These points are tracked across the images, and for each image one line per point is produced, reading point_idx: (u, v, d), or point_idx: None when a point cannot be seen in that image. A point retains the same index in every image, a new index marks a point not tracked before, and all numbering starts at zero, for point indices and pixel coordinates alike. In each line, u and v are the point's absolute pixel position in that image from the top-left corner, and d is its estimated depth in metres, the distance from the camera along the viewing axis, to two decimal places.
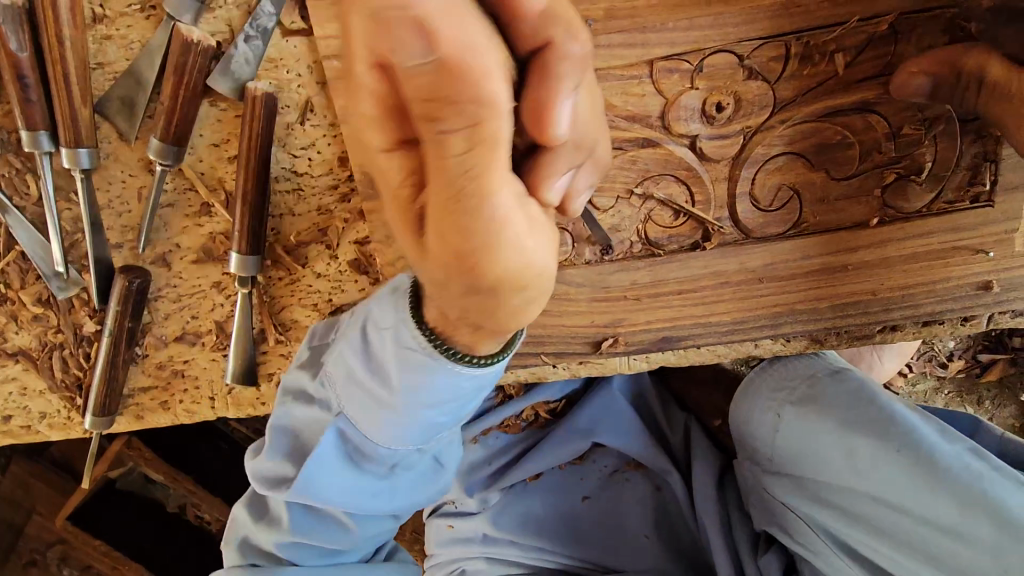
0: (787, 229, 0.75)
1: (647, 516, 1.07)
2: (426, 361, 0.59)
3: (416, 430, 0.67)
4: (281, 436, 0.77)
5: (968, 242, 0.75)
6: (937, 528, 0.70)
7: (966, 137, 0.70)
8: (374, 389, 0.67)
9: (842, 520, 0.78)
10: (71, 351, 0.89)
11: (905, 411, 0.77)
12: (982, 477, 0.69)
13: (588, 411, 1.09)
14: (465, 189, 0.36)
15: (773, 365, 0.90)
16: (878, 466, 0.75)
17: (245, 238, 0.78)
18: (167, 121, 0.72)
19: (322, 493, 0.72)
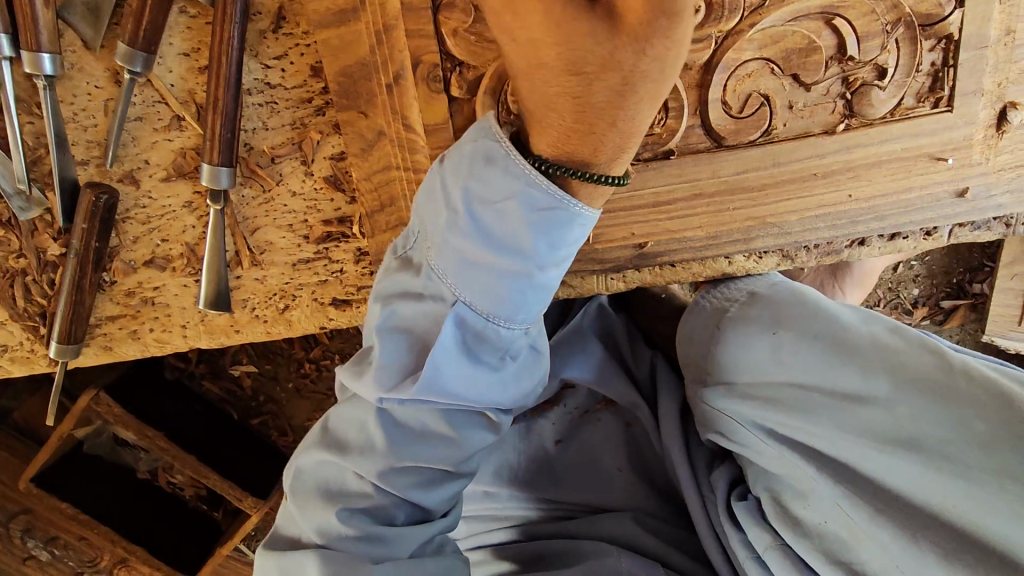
0: (758, 136, 0.76)
1: (621, 451, 1.07)
2: (557, 201, 0.58)
3: (534, 295, 0.63)
4: (392, 337, 0.68)
5: (930, 149, 0.77)
6: (841, 396, 0.67)
7: (926, 41, 0.72)
8: (492, 262, 0.61)
9: (759, 407, 0.74)
10: (35, 278, 0.86)
11: (834, 306, 0.74)
12: (888, 349, 0.66)
13: (556, 352, 1.12)
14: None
15: (716, 291, 0.87)
16: (799, 353, 0.72)
17: (216, 147, 0.76)
18: (136, 24, 0.71)
19: (446, 387, 0.66)
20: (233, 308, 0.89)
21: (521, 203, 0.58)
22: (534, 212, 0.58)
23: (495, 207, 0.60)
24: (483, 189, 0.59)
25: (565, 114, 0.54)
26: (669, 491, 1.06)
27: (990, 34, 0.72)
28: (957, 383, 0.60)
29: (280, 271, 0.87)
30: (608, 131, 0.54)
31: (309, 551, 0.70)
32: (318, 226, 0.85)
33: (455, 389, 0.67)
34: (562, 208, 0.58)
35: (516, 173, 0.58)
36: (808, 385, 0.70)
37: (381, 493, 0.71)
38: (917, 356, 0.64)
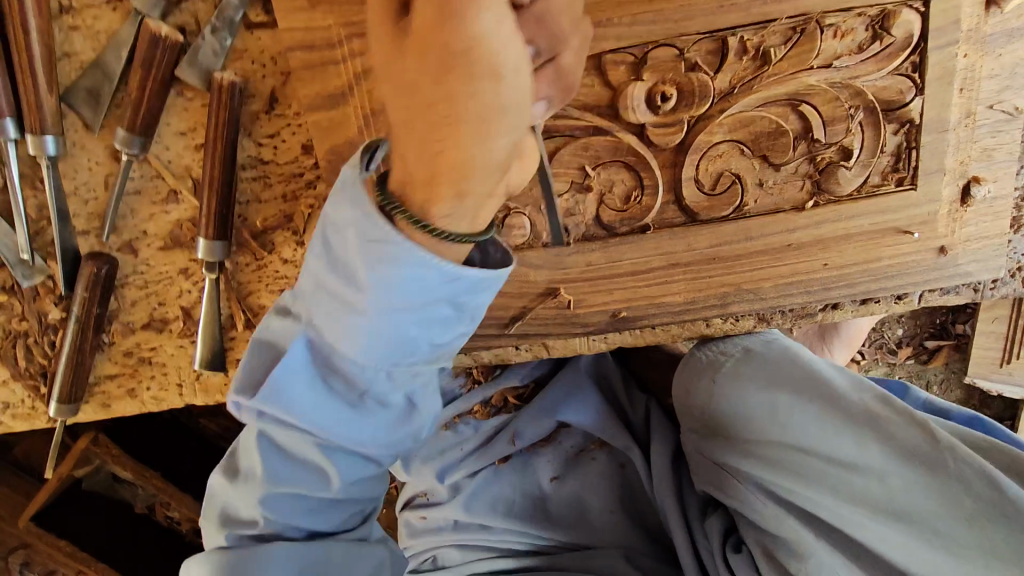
0: (730, 212, 0.80)
1: (613, 492, 1.10)
2: (393, 243, 0.56)
3: (382, 333, 0.63)
4: (260, 348, 0.73)
5: (896, 223, 0.81)
6: (837, 463, 0.70)
7: (888, 124, 0.76)
8: (335, 286, 0.63)
9: (760, 467, 0.77)
10: (36, 339, 0.89)
11: (826, 369, 0.77)
12: (880, 419, 0.69)
13: (553, 391, 1.13)
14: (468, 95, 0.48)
15: (711, 344, 0.89)
16: (794, 416, 0.74)
17: (211, 223, 0.79)
18: (135, 111, 0.74)
19: (288, 407, 0.69)
20: (228, 368, 0.92)
21: (360, 232, 0.58)
22: (368, 245, 0.57)
23: (343, 237, 0.60)
24: (335, 218, 0.60)
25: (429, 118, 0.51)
26: (658, 532, 1.09)
27: (950, 118, 0.76)
28: (946, 460, 0.64)
29: None
30: (443, 149, 0.50)
31: (200, 564, 0.78)
32: None
33: (294, 410, 0.69)
34: (398, 247, 0.57)
35: (353, 200, 0.58)
36: (804, 449, 0.73)
37: (267, 520, 0.77)
38: (907, 428, 0.67)
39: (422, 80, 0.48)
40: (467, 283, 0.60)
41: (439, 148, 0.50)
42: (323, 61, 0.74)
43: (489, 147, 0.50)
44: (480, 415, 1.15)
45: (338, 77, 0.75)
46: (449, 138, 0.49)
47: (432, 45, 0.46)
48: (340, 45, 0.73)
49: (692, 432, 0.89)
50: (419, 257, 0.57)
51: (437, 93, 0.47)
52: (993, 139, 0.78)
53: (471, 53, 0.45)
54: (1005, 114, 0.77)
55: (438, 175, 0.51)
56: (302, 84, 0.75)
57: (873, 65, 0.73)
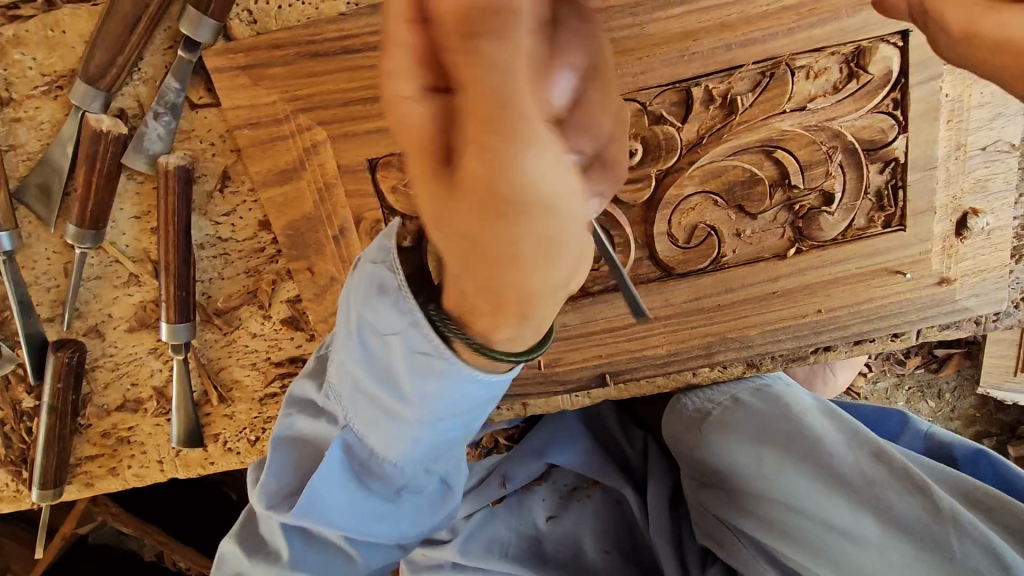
0: (708, 264, 0.76)
1: (609, 534, 1.05)
2: (439, 364, 0.54)
3: (421, 445, 0.64)
4: (285, 448, 0.75)
5: (886, 264, 0.76)
6: (837, 531, 0.71)
7: (872, 164, 0.71)
8: (378, 394, 0.63)
9: (757, 528, 0.77)
10: (12, 427, 0.88)
11: (822, 427, 0.79)
12: (878, 485, 0.72)
13: (542, 435, 1.08)
14: (519, 213, 0.33)
15: (699, 390, 0.88)
16: (793, 478, 0.76)
17: (172, 306, 0.77)
18: (82, 205, 0.72)
19: (325, 510, 0.70)
20: (206, 443, 0.90)
21: (406, 345, 0.56)
22: (415, 356, 0.55)
23: (383, 341, 0.59)
24: (371, 320, 0.59)
25: (467, 254, 0.38)
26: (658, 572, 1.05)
27: (938, 154, 0.71)
28: (949, 536, 0.66)
29: (248, 406, 0.88)
30: (503, 287, 0.40)
31: None
32: (282, 363, 0.86)
33: (332, 514, 0.70)
34: (444, 362, 0.54)
35: (399, 308, 0.55)
36: (802, 512, 0.74)
37: None
38: (906, 499, 0.70)
39: (495, 272, 0.38)
40: (497, 392, 0.59)
41: (504, 285, 0.39)
42: (271, 137, 0.71)
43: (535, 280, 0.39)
44: (471, 457, 1.15)
45: (288, 152, 0.72)
46: (516, 302, 0.41)
47: (415, 125, 0.32)
48: (287, 120, 0.70)
49: (689, 480, 0.89)
50: (447, 371, 0.54)
51: (527, 289, 0.40)
52: (987, 169, 0.73)
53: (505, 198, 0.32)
54: (997, 144, 0.72)
55: (505, 307, 0.42)
56: (252, 161, 0.73)
57: (850, 104, 0.68)
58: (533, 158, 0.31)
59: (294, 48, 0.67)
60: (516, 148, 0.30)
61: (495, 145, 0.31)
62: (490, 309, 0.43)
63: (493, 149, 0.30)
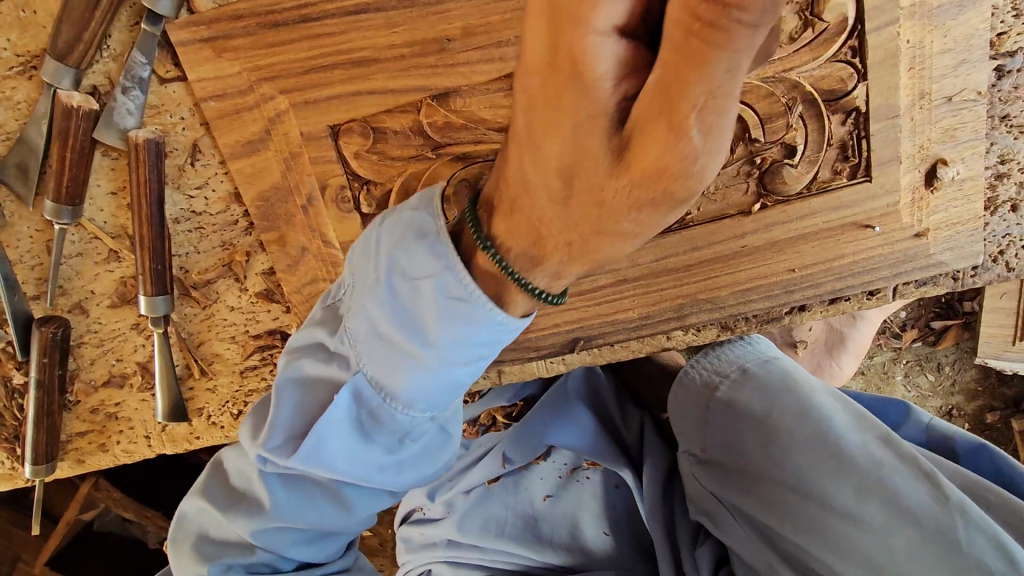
0: (673, 224, 0.76)
1: (606, 512, 1.01)
2: (468, 305, 0.55)
3: (438, 385, 0.61)
4: (290, 391, 0.70)
5: (855, 219, 0.75)
6: (836, 515, 0.63)
7: (833, 116, 0.71)
8: (397, 340, 0.60)
9: (752, 503, 0.71)
10: (5, 405, 0.91)
11: (829, 403, 0.71)
12: (883, 467, 0.63)
13: (540, 414, 1.04)
14: (671, 176, 0.43)
15: (705, 357, 0.84)
16: (792, 455, 0.68)
17: (149, 280, 0.79)
18: (58, 181, 0.75)
19: (328, 455, 0.67)
20: (191, 417, 0.92)
21: (434, 288, 0.56)
22: (447, 302, 0.56)
23: (411, 285, 0.58)
24: (404, 264, 0.57)
25: (571, 190, 0.49)
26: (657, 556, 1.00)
27: (900, 102, 0.70)
28: (956, 527, 0.58)
29: (229, 379, 0.90)
30: (599, 246, 0.51)
31: None
32: (261, 336, 0.87)
33: (335, 461, 0.68)
34: (473, 302, 0.56)
35: (437, 252, 0.55)
36: (800, 492, 0.66)
37: (259, 550, 0.77)
38: (914, 485, 0.61)
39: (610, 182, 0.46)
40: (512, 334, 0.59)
41: (623, 228, 0.49)
42: (237, 109, 0.73)
43: (669, 219, 0.49)
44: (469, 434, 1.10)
45: (254, 123, 0.73)
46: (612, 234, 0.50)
47: (563, 89, 0.44)
48: (250, 90, 0.72)
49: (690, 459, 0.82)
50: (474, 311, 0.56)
51: (627, 221, 0.48)
52: (954, 118, 0.72)
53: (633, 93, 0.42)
54: (963, 91, 0.71)
55: (585, 250, 0.52)
56: (219, 133, 0.74)
57: (807, 54, 0.68)
58: (713, 163, 0.42)
59: (253, 19, 0.69)
60: (688, 145, 0.41)
61: (659, 116, 0.40)
62: (587, 249, 0.52)
63: (713, 105, 0.39)
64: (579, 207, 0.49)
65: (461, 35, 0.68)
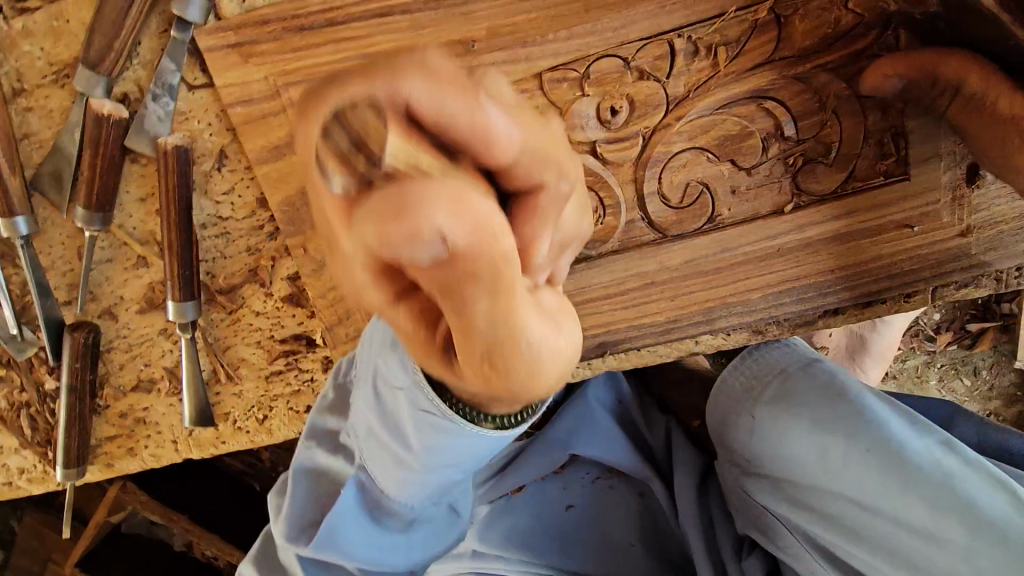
0: (703, 224, 0.74)
1: (635, 523, 0.97)
2: (443, 424, 0.55)
3: (429, 486, 0.66)
4: (305, 478, 0.80)
5: (892, 219, 0.73)
6: (910, 530, 0.66)
7: (870, 112, 0.68)
8: (383, 438, 0.65)
9: (819, 525, 0.73)
10: (37, 409, 0.92)
11: (883, 411, 0.73)
12: (952, 476, 0.65)
13: (565, 423, 1.00)
14: (480, 329, 0.33)
15: (743, 364, 0.88)
16: (853, 469, 0.71)
17: (177, 286, 0.80)
18: (89, 189, 0.76)
19: (343, 544, 0.73)
20: (218, 422, 0.92)
21: (410, 404, 0.57)
22: (418, 416, 0.57)
23: (382, 393, 0.64)
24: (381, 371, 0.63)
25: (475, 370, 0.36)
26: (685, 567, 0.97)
27: None
28: None
29: (255, 384, 0.90)
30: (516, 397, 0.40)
31: None
32: (285, 341, 0.87)
33: (348, 549, 0.74)
34: (448, 420, 0.54)
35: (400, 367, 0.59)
36: (868, 507, 0.69)
37: None
38: (987, 493, 0.63)
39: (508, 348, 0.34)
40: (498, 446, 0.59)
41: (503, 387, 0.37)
42: (263, 114, 0.73)
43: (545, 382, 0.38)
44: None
45: (279, 129, 0.74)
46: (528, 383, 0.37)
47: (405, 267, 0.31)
48: (276, 96, 0.72)
49: (733, 466, 0.86)
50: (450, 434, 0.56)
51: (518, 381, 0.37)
52: None
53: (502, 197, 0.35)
54: None
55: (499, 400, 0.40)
56: (246, 139, 0.75)
57: (841, 50, 0.66)
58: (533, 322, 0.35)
59: (279, 24, 0.69)
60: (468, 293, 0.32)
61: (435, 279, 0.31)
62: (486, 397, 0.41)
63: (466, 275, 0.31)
64: (478, 375, 0.37)
65: (487, 36, 0.67)
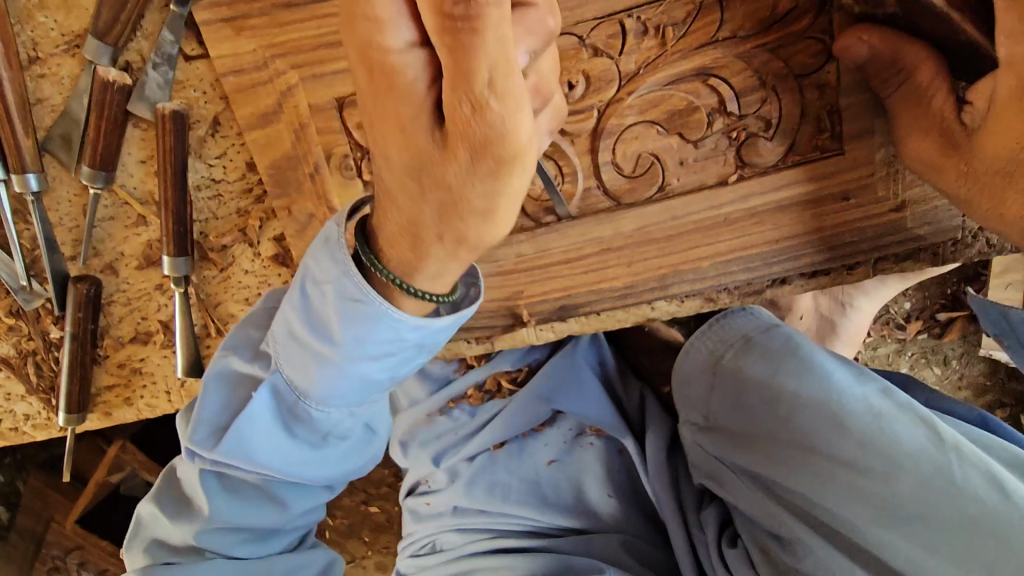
0: (655, 193, 0.79)
1: (610, 472, 1.04)
2: (369, 309, 0.62)
3: (348, 381, 0.69)
4: (217, 387, 0.79)
5: (830, 192, 0.78)
6: (845, 465, 0.74)
7: (807, 91, 0.74)
8: (308, 342, 0.68)
9: (767, 469, 0.80)
10: (43, 357, 0.99)
11: (832, 366, 0.82)
12: (885, 416, 0.75)
13: (546, 379, 1.03)
14: (491, 159, 0.49)
15: (707, 329, 0.93)
16: (800, 414, 0.79)
17: (172, 241, 0.87)
18: (93, 149, 0.83)
19: (253, 454, 0.77)
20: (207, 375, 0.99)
21: (335, 289, 0.63)
22: (344, 303, 0.63)
23: (318, 290, 0.66)
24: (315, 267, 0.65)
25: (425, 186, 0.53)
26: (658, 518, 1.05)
27: None
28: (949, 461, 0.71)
29: None
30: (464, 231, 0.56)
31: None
32: None
33: (255, 455, 0.77)
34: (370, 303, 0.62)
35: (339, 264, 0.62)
36: (811, 449, 0.77)
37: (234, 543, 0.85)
38: (911, 430, 0.74)
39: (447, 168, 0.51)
40: (425, 332, 0.65)
41: (475, 209, 0.54)
42: (252, 83, 0.80)
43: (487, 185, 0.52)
44: (473, 401, 1.07)
45: (266, 97, 0.81)
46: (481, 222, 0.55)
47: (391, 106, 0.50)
48: (265, 66, 0.79)
49: (691, 423, 0.92)
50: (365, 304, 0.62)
51: (478, 197, 0.52)
52: None
53: (499, 144, 0.48)
54: None
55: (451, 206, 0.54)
56: (237, 106, 0.82)
57: (778, 32, 0.72)
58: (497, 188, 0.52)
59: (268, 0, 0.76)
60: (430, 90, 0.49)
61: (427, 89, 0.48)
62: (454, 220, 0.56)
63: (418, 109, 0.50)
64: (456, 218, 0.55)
65: None
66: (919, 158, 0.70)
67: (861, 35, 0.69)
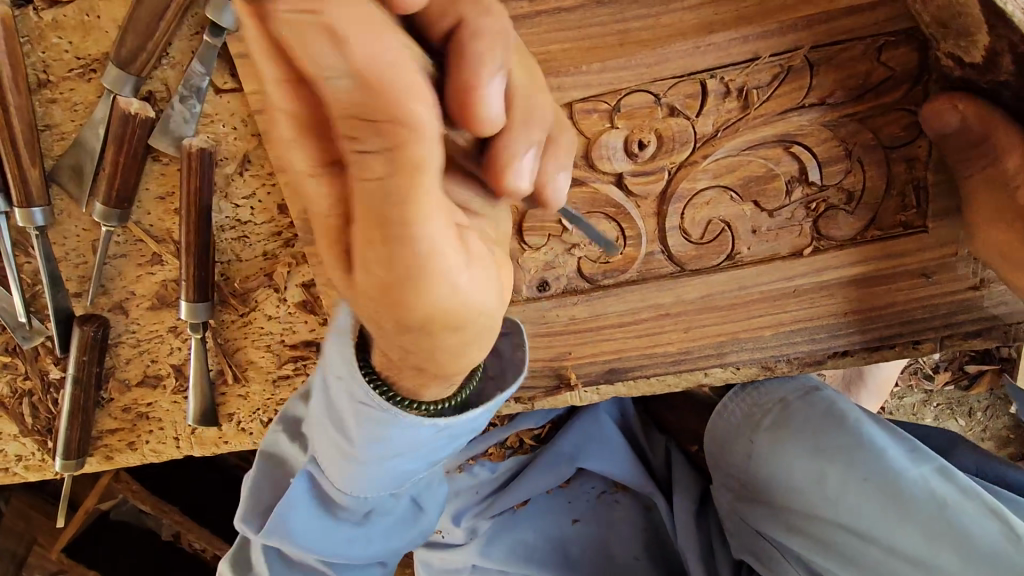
0: (720, 260, 0.74)
1: (638, 536, 0.99)
2: (380, 416, 0.55)
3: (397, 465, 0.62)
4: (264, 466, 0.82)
5: (906, 268, 0.73)
6: (901, 556, 0.72)
7: (893, 163, 0.70)
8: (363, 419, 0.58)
9: (813, 550, 0.77)
10: (40, 398, 0.92)
11: (886, 443, 0.77)
12: (946, 505, 0.72)
13: (573, 437, 0.98)
14: (394, 216, 0.35)
15: (741, 392, 0.87)
16: (852, 493, 0.76)
17: (191, 285, 0.80)
18: (109, 185, 0.76)
19: (296, 531, 0.75)
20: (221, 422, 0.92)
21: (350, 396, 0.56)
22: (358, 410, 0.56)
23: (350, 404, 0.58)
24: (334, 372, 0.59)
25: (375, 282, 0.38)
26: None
27: None
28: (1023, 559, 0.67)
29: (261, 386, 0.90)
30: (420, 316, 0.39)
31: None
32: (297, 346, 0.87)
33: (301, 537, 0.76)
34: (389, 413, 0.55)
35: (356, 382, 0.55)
36: (865, 534, 0.74)
37: None
38: (979, 522, 0.70)
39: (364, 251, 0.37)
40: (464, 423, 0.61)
41: (416, 330, 0.40)
42: None
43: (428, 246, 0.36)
44: (494, 457, 1.01)
45: None
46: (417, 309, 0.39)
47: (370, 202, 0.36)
48: None
49: (725, 491, 0.87)
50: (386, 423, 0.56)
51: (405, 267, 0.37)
52: None
53: (397, 214, 0.35)
54: None
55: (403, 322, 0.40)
56: None
57: (866, 104, 0.67)
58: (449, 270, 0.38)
59: None
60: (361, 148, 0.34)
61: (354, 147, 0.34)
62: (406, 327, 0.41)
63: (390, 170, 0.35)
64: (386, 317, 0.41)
65: None
66: (998, 247, 0.67)
67: (955, 103, 0.64)
